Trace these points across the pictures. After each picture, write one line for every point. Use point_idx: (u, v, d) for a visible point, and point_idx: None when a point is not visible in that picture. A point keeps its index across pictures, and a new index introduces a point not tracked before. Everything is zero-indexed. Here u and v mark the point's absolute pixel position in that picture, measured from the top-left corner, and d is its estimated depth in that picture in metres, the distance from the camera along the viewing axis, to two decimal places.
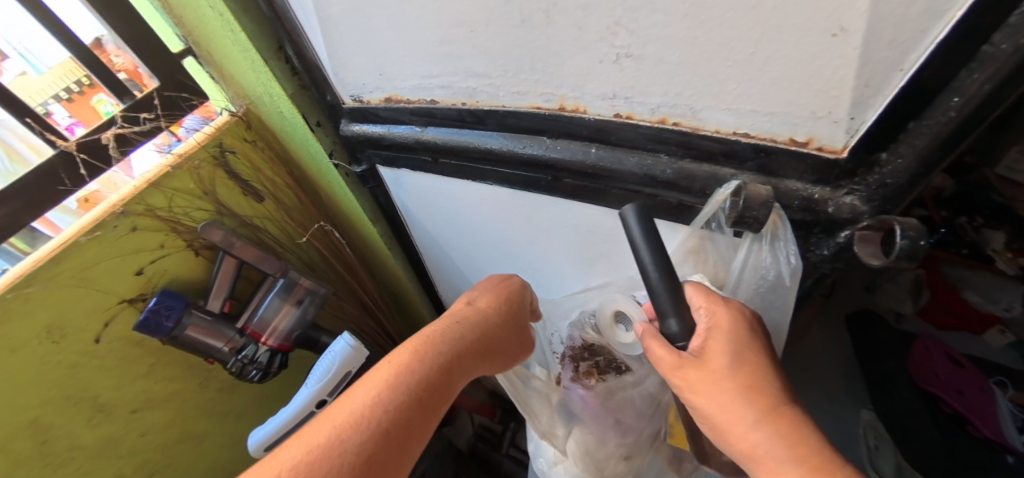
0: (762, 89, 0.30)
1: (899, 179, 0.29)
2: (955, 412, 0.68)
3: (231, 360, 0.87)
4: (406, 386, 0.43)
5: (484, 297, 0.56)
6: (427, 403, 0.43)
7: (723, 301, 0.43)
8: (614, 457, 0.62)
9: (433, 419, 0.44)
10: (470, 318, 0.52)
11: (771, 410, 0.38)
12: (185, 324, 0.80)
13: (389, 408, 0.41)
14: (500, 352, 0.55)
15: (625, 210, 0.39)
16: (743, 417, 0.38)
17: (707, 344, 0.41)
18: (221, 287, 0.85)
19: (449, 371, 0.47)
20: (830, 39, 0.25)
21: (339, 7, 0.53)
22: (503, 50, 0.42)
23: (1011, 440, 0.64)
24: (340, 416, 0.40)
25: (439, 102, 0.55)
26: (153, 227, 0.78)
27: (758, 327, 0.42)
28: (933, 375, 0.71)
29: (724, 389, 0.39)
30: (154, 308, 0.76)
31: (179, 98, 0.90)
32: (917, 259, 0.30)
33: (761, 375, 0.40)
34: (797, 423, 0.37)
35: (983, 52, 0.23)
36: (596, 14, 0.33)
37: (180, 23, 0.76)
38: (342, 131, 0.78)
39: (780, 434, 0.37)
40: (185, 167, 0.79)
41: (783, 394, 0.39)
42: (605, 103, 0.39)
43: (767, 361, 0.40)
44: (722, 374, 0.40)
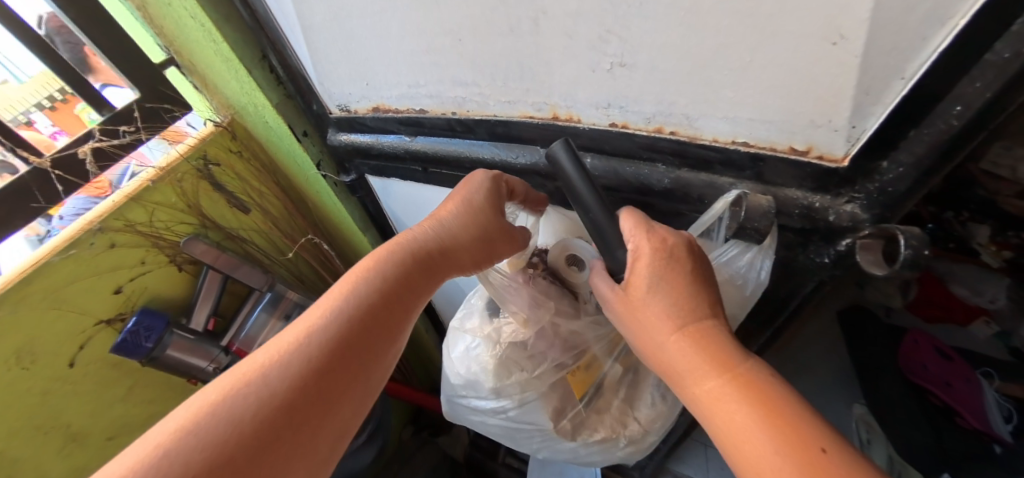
0: (760, 97, 0.29)
1: (900, 187, 0.28)
2: (944, 404, 0.72)
3: (214, 381, 0.83)
4: (356, 302, 0.40)
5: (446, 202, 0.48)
6: (379, 320, 0.40)
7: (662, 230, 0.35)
8: (525, 373, 0.51)
9: (390, 336, 0.41)
10: (428, 226, 0.46)
11: (689, 326, 0.34)
12: (165, 344, 0.76)
13: (336, 326, 0.38)
14: (469, 260, 0.47)
15: (553, 145, 0.37)
16: (657, 336, 0.35)
17: (634, 271, 0.35)
18: (204, 305, 0.82)
19: (404, 287, 0.43)
20: (829, 48, 0.24)
21: (322, 16, 0.52)
22: (491, 58, 0.41)
23: (1000, 430, 0.68)
24: (287, 336, 0.37)
25: (428, 112, 0.54)
26: (133, 243, 0.76)
27: (691, 252, 0.35)
28: (923, 369, 0.74)
29: (645, 318, 0.35)
30: (133, 328, 0.73)
31: (161, 109, 0.86)
32: (919, 267, 0.29)
33: (687, 295, 0.34)
34: (710, 337, 0.33)
35: (985, 60, 0.22)
36: (586, 22, 0.32)
37: (162, 34, 0.73)
38: (329, 141, 0.76)
39: (691, 349, 0.33)
40: (166, 180, 0.77)
41: (704, 307, 0.35)
42: (598, 112, 0.38)
43: (691, 281, 0.34)
44: (647, 299, 0.35)
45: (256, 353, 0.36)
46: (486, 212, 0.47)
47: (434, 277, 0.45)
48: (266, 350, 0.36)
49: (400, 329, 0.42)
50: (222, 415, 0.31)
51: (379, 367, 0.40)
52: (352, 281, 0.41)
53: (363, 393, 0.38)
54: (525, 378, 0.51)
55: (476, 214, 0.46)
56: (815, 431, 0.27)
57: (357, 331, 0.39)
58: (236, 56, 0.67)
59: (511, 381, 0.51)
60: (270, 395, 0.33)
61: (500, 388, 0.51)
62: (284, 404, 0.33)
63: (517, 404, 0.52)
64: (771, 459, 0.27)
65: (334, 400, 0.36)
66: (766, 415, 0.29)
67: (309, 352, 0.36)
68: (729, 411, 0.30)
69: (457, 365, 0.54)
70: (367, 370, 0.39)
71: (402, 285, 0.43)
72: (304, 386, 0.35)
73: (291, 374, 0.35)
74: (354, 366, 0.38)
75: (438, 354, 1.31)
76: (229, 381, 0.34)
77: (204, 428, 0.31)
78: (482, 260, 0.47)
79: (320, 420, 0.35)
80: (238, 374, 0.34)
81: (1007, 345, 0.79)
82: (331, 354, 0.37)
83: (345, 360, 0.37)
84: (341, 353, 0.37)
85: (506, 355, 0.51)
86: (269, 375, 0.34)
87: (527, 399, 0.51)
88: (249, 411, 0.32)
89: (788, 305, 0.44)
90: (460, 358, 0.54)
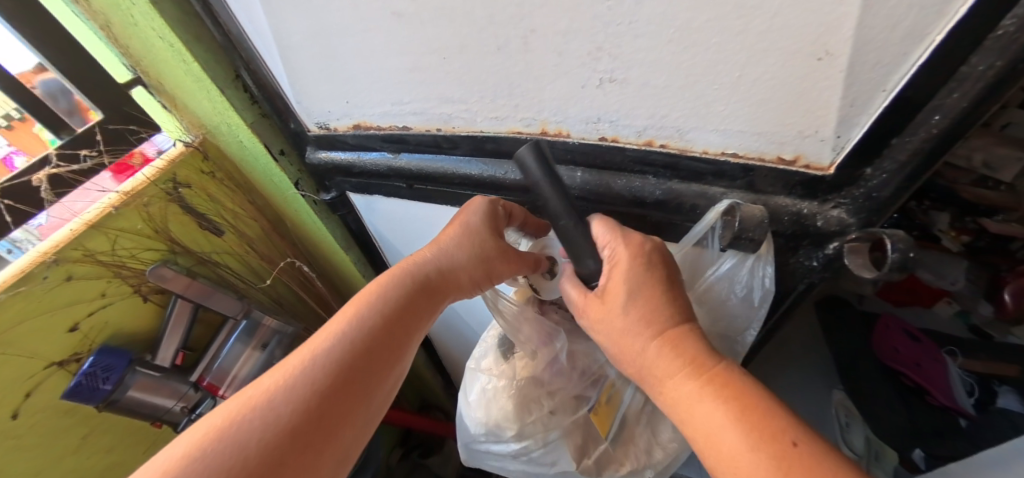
0: (750, 110, 0.30)
1: (885, 193, 0.29)
2: (916, 384, 0.70)
3: (182, 421, 0.81)
4: (360, 331, 0.41)
5: (453, 224, 0.48)
6: (383, 348, 0.41)
7: (623, 234, 0.37)
8: (542, 409, 0.51)
9: (393, 363, 0.42)
10: (429, 253, 0.47)
11: (660, 329, 0.35)
12: (126, 386, 0.73)
13: (341, 354, 0.39)
14: (471, 283, 0.47)
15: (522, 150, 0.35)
16: (630, 344, 0.36)
17: (610, 277, 0.37)
18: (173, 337, 0.79)
19: (406, 314, 0.44)
20: (815, 62, 0.25)
21: (301, 36, 0.51)
22: (478, 75, 0.41)
23: (963, 404, 0.65)
24: (294, 360, 0.38)
25: (412, 129, 0.53)
26: (92, 275, 0.71)
27: (654, 259, 0.36)
28: (893, 352, 0.71)
29: (620, 324, 0.36)
30: (91, 370, 0.69)
31: (126, 131, 0.82)
32: (906, 270, 0.30)
33: (657, 300, 0.35)
34: (688, 338, 0.34)
35: (961, 72, 0.23)
36: (576, 40, 0.32)
37: (127, 53, 0.69)
38: (309, 159, 0.74)
39: (672, 349, 0.34)
40: (132, 205, 0.73)
41: (677, 313, 0.35)
42: (589, 126, 0.38)
43: (661, 285, 0.36)
44: (618, 311, 0.36)
45: (262, 380, 0.37)
46: (486, 231, 0.47)
47: (437, 303, 0.46)
48: (271, 376, 0.37)
49: (402, 356, 0.43)
50: (227, 442, 0.33)
51: (380, 393, 0.41)
52: (357, 309, 0.42)
53: (364, 420, 0.39)
54: (543, 416, 0.51)
55: (478, 234, 0.47)
56: (786, 421, 0.28)
57: (359, 359, 0.39)
58: (209, 76, 0.65)
59: (529, 419, 0.51)
60: (271, 425, 0.34)
61: (521, 429, 0.51)
62: (287, 430, 0.34)
63: (541, 444, 0.52)
64: (741, 450, 0.27)
65: (336, 424, 0.37)
66: (739, 408, 0.29)
67: (312, 379, 0.37)
68: (702, 409, 0.31)
69: (474, 407, 0.54)
70: (366, 399, 0.39)
71: (405, 313, 0.44)
72: (306, 415, 0.35)
73: (294, 400, 0.35)
74: (356, 392, 0.39)
75: (427, 372, 1.28)
76: (234, 407, 0.35)
77: (212, 454, 0.32)
78: (485, 282, 0.48)
79: (323, 444, 0.36)
80: (242, 401, 0.35)
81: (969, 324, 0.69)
82: (334, 381, 0.38)
83: (347, 389, 0.38)
84: (343, 380, 0.38)
85: (523, 394, 0.51)
86: (273, 402, 0.35)
87: (549, 438, 0.51)
88: (253, 437, 0.33)
89: (778, 307, 0.45)
90: (477, 400, 0.54)
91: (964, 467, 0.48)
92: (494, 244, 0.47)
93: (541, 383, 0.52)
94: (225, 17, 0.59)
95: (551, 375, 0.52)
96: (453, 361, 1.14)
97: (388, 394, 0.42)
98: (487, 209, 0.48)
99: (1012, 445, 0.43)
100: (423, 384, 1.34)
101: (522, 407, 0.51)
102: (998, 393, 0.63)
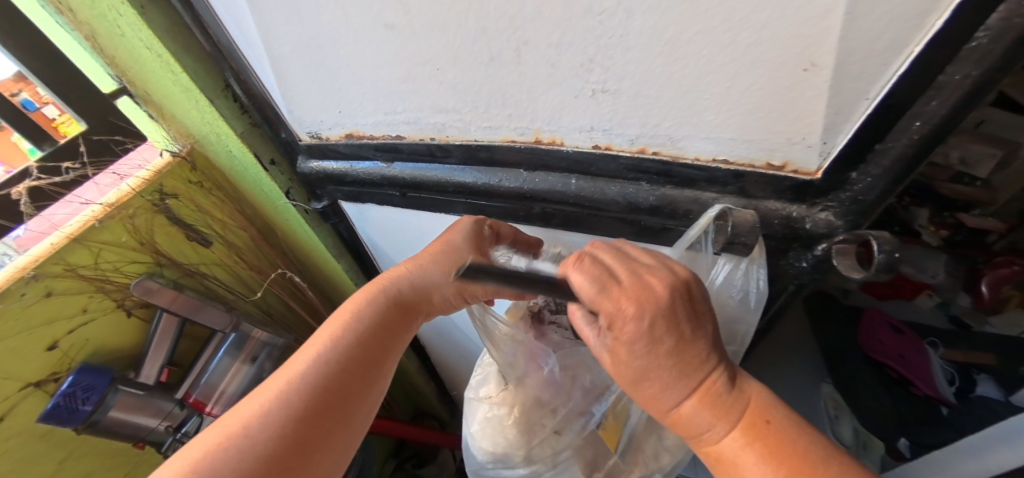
0: (740, 118, 0.30)
1: (871, 196, 0.30)
2: (902, 376, 0.71)
3: (166, 442, 0.79)
4: (337, 351, 0.41)
5: (430, 248, 0.48)
6: (361, 367, 0.41)
7: (625, 294, 0.33)
8: (546, 430, 0.51)
9: (371, 381, 0.42)
10: (405, 271, 0.47)
11: (695, 384, 0.33)
12: (108, 405, 0.71)
13: (320, 376, 0.39)
14: (445, 301, 0.48)
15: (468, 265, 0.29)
16: (658, 400, 0.34)
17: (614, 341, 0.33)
18: (157, 354, 0.77)
19: (382, 333, 0.44)
20: (801, 73, 0.26)
21: (292, 46, 0.51)
22: (470, 86, 0.41)
23: (945, 393, 0.67)
24: (270, 387, 0.38)
25: (405, 138, 0.53)
26: (75, 290, 0.70)
27: (667, 316, 0.32)
28: (878, 344, 0.73)
29: (641, 387, 0.34)
30: (70, 390, 0.68)
31: (111, 141, 0.82)
32: (893, 270, 0.30)
33: (669, 358, 0.32)
34: (722, 387, 0.32)
35: (939, 82, 0.24)
36: (568, 52, 0.32)
37: (113, 64, 0.68)
38: (300, 168, 0.74)
39: (708, 404, 0.32)
40: (117, 217, 0.72)
41: (701, 365, 0.33)
42: (582, 135, 0.39)
43: (671, 351, 0.32)
44: (631, 377, 0.34)
45: (241, 408, 0.37)
46: (463, 249, 0.47)
47: (412, 320, 0.47)
48: (250, 404, 0.37)
49: (381, 374, 0.44)
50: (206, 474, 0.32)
51: (361, 412, 0.41)
52: (335, 331, 0.42)
53: (345, 440, 0.39)
54: (549, 437, 0.51)
55: (454, 252, 0.47)
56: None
57: (338, 380, 0.40)
58: (198, 87, 0.65)
59: (534, 441, 0.51)
60: (251, 448, 0.34)
61: (529, 453, 0.52)
62: (266, 456, 0.34)
63: (550, 466, 0.53)
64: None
65: (316, 446, 0.37)
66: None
67: (291, 404, 0.37)
68: (752, 476, 0.30)
69: (480, 437, 0.54)
70: (347, 416, 0.40)
71: (381, 332, 0.44)
72: (284, 439, 0.35)
73: (274, 425, 0.35)
74: (336, 413, 0.39)
75: (421, 380, 1.27)
76: (213, 439, 0.35)
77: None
78: (462, 299, 0.49)
79: (303, 467, 0.36)
80: (221, 433, 0.35)
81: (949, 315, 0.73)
82: (313, 403, 0.38)
83: (326, 411, 0.38)
84: (323, 402, 0.38)
85: (524, 418, 0.51)
86: (252, 429, 0.35)
87: (558, 458, 0.52)
88: (232, 467, 0.33)
89: (769, 308, 0.46)
90: (480, 429, 0.55)
91: (946, 456, 0.50)
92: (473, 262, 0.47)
93: (541, 403, 0.52)
94: (214, 28, 0.58)
95: (549, 393, 0.52)
96: (447, 368, 1.14)
97: (369, 412, 0.43)
98: (472, 228, 0.48)
99: (988, 432, 0.44)
100: (416, 391, 1.34)
101: (526, 435, 0.51)
102: (978, 381, 0.65)
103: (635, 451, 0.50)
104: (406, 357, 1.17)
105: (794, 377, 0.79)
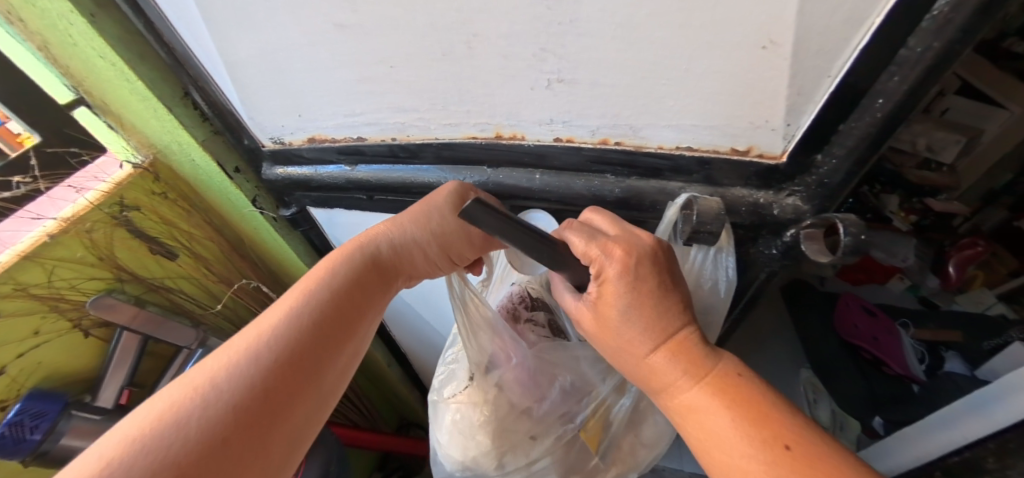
0: (701, 104, 0.30)
1: (835, 179, 0.30)
2: (874, 358, 0.73)
3: None
4: (308, 306, 0.39)
5: (407, 207, 0.47)
6: (333, 326, 0.39)
7: (616, 243, 0.32)
8: (521, 435, 0.48)
9: (345, 342, 0.40)
10: (382, 230, 0.46)
11: (666, 338, 0.32)
12: (59, 434, 0.65)
13: (291, 330, 0.36)
14: (422, 261, 0.46)
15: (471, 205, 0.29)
16: (631, 356, 0.33)
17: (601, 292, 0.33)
18: (117, 374, 0.74)
19: (355, 289, 0.42)
20: (760, 52, 0.25)
21: (246, 51, 0.48)
22: (427, 82, 0.39)
23: (915, 371, 0.69)
24: (237, 342, 0.35)
25: (368, 140, 0.51)
26: (27, 310, 0.67)
27: (656, 261, 0.32)
28: (853, 328, 0.74)
29: (619, 332, 0.33)
30: (18, 418, 0.62)
31: (66, 153, 0.75)
32: (859, 252, 0.30)
33: (652, 310, 0.32)
34: (691, 339, 0.32)
35: (900, 56, 0.24)
36: (520, 42, 0.31)
37: (68, 75, 0.62)
38: (265, 175, 0.71)
39: (676, 356, 0.32)
40: (73, 232, 0.67)
41: (680, 312, 0.33)
42: (544, 128, 0.38)
43: (658, 292, 0.32)
44: (615, 322, 0.33)
45: (207, 360, 0.33)
46: (440, 207, 0.45)
47: (388, 282, 0.46)
48: (217, 358, 0.33)
49: (354, 337, 0.41)
50: (169, 425, 0.28)
51: (333, 374, 0.38)
52: (306, 288, 0.40)
53: (319, 398, 0.36)
54: (523, 442, 0.48)
55: (430, 211, 0.45)
56: (785, 428, 0.28)
57: (310, 335, 0.37)
58: (155, 94, 0.62)
59: (506, 446, 0.47)
60: (219, 398, 0.30)
61: (503, 461, 0.48)
62: (236, 406, 0.30)
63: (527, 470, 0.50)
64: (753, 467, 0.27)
65: (288, 401, 0.33)
66: (747, 419, 0.28)
67: (261, 356, 0.34)
68: (712, 421, 0.29)
69: (446, 445, 0.49)
70: (321, 371, 0.37)
71: (353, 293, 0.42)
72: (255, 389, 0.32)
73: (240, 379, 0.32)
74: (308, 369, 0.36)
75: (405, 388, 1.24)
76: (174, 394, 0.30)
77: (151, 447, 0.27)
78: (443, 261, 0.47)
79: (275, 422, 0.32)
80: (186, 385, 0.31)
81: (917, 297, 0.80)
82: (285, 358, 0.35)
83: (299, 362, 0.35)
84: (294, 357, 0.35)
85: (495, 420, 0.47)
86: (220, 379, 0.31)
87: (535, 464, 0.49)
88: (201, 414, 0.29)
89: (741, 298, 0.46)
90: (448, 436, 0.49)
91: (917, 430, 0.51)
92: (450, 220, 0.45)
93: (516, 405, 0.47)
94: (169, 35, 0.55)
95: (522, 392, 0.47)
96: (430, 375, 1.12)
97: (342, 378, 0.39)
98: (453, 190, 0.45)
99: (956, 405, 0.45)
100: (399, 400, 1.31)
101: (496, 437, 0.47)
102: (945, 358, 0.69)
103: (616, 452, 0.49)
104: (388, 366, 1.15)
105: (775, 365, 0.79)
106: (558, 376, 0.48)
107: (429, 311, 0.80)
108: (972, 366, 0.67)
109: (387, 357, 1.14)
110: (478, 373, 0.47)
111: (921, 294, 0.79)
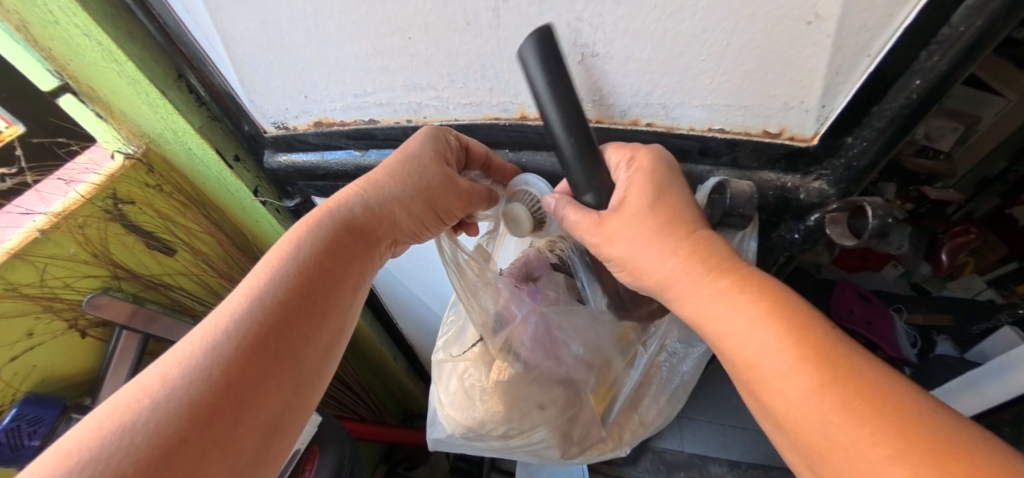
0: (736, 82, 0.29)
1: (863, 162, 0.30)
2: (867, 341, 0.73)
3: None
4: (278, 282, 0.33)
5: (387, 160, 0.41)
6: (308, 303, 0.34)
7: (634, 150, 0.33)
8: (530, 403, 0.46)
9: (324, 319, 0.35)
10: (359, 190, 0.40)
11: (679, 238, 0.31)
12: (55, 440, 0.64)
13: (256, 312, 0.31)
14: (409, 223, 0.41)
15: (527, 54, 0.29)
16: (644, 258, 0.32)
17: (624, 192, 0.33)
18: (117, 376, 0.73)
19: (333, 259, 0.37)
20: (804, 27, 0.25)
21: (245, 24, 0.46)
22: (448, 57, 0.38)
23: (908, 354, 0.70)
24: (200, 331, 0.30)
25: (379, 122, 0.50)
26: (17, 311, 0.65)
27: (670, 169, 0.33)
28: (848, 313, 0.75)
29: (636, 239, 0.33)
30: (14, 424, 0.61)
31: (52, 145, 0.71)
32: (888, 236, 0.29)
33: (667, 211, 0.32)
34: (707, 244, 0.31)
35: (942, 35, 0.23)
36: (552, 10, 0.30)
37: (50, 58, 0.58)
38: (268, 164, 0.69)
39: (689, 257, 0.30)
40: (63, 227, 0.65)
41: (697, 220, 0.32)
42: (572, 108, 0.37)
43: (674, 193, 0.32)
44: (634, 223, 0.33)
45: (164, 355, 0.29)
46: (426, 160, 0.40)
47: (373, 248, 0.40)
48: (174, 352, 0.29)
49: (340, 310, 0.36)
50: (115, 430, 0.25)
51: (314, 355, 0.33)
52: (274, 262, 0.35)
53: (298, 384, 0.32)
54: (531, 411, 0.46)
55: (416, 164, 0.40)
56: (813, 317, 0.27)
57: (279, 317, 0.32)
58: (145, 77, 0.58)
59: (515, 413, 0.46)
60: (179, 399, 0.27)
61: (508, 431, 0.47)
62: (193, 403, 0.27)
63: (523, 439, 0.48)
64: None
65: (259, 390, 0.29)
66: None
67: (221, 344, 0.29)
68: None
69: (447, 405, 0.47)
70: (299, 354, 0.32)
71: (332, 260, 0.36)
72: (222, 383, 0.28)
73: (202, 370, 0.28)
74: (280, 354, 0.31)
75: (409, 380, 1.24)
76: (130, 393, 0.27)
77: (89, 462, 0.23)
78: (432, 222, 0.42)
79: (241, 422, 0.28)
80: (136, 387, 0.27)
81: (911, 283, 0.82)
82: (249, 345, 0.30)
83: (272, 348, 0.31)
84: (262, 342, 0.31)
85: (506, 382, 0.45)
86: (174, 377, 0.27)
87: (534, 433, 0.48)
88: (150, 416, 0.25)
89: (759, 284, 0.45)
90: (451, 396, 0.47)
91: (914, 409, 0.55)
92: (439, 173, 0.40)
93: (526, 368, 0.45)
94: (159, 9, 0.53)
95: (531, 352, 0.45)
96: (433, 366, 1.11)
97: (326, 359, 0.35)
98: (433, 136, 0.41)
99: (956, 382, 0.49)
100: (404, 392, 1.31)
101: (502, 399, 0.45)
102: (937, 341, 0.73)
103: (617, 425, 0.50)
104: (391, 356, 1.14)
105: None
106: (569, 344, 0.46)
107: (436, 300, 0.80)
108: (961, 349, 0.71)
109: (392, 349, 1.14)
110: (486, 334, 0.45)
111: (914, 281, 0.82)
